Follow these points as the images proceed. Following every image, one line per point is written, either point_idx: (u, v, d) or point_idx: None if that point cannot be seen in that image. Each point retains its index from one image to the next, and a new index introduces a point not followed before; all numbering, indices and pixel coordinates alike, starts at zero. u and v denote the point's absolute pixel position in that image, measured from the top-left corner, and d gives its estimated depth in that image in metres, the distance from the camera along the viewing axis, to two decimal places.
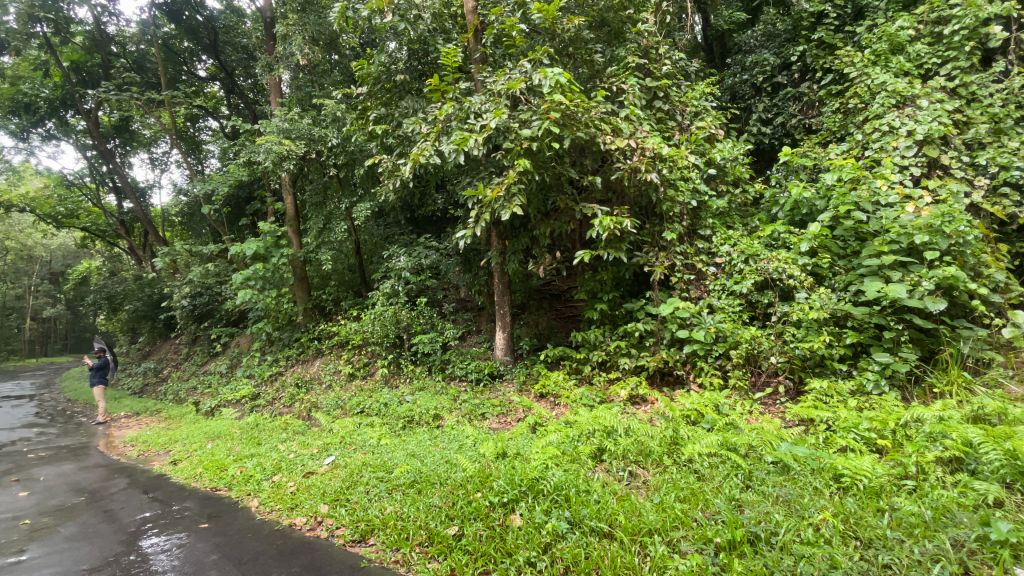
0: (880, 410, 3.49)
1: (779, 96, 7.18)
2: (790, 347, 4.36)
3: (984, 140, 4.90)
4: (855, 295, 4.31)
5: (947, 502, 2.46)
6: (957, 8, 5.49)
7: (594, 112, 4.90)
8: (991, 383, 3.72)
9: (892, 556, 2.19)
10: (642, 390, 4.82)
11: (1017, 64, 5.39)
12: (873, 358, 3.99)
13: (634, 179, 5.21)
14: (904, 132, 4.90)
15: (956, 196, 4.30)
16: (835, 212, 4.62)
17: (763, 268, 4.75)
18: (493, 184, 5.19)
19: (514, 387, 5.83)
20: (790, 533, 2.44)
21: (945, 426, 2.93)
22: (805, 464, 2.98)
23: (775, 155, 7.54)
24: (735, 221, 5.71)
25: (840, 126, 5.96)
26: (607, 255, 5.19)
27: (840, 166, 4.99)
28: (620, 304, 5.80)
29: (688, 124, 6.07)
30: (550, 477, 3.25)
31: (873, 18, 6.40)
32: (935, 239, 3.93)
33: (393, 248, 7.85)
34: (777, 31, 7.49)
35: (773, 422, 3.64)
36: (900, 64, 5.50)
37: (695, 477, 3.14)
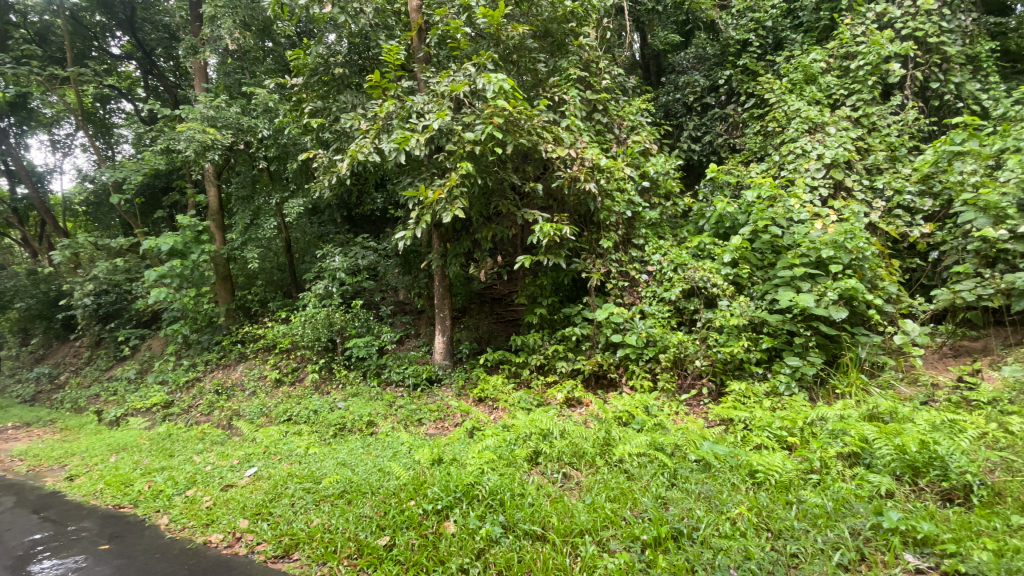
0: (790, 410, 3.76)
1: (707, 116, 7.65)
2: (712, 351, 4.62)
3: (881, 166, 5.46)
4: (770, 304, 4.64)
5: (847, 494, 2.67)
6: (861, 47, 6.09)
7: (536, 120, 4.99)
8: (884, 385, 4.12)
9: (799, 545, 2.37)
10: (577, 393, 4.92)
11: (910, 99, 6.05)
12: (785, 361, 4.32)
13: (573, 187, 5.37)
14: (815, 155, 5.38)
15: (856, 216, 4.77)
16: (754, 226, 4.95)
17: (690, 277, 5.02)
18: (434, 186, 5.13)
19: (452, 392, 5.76)
20: (710, 527, 2.57)
21: (846, 425, 3.21)
22: (725, 461, 3.15)
23: (702, 172, 7.99)
24: (666, 231, 5.99)
25: (760, 147, 6.44)
26: (546, 260, 5.29)
27: (760, 184, 5.34)
28: (558, 309, 5.92)
29: (624, 138, 6.31)
30: (485, 481, 3.22)
31: (791, 50, 6.97)
32: (838, 254, 4.33)
33: (327, 248, 7.53)
34: (707, 55, 7.93)
35: (697, 422, 3.83)
36: (812, 94, 6.05)
37: (625, 476, 3.24)
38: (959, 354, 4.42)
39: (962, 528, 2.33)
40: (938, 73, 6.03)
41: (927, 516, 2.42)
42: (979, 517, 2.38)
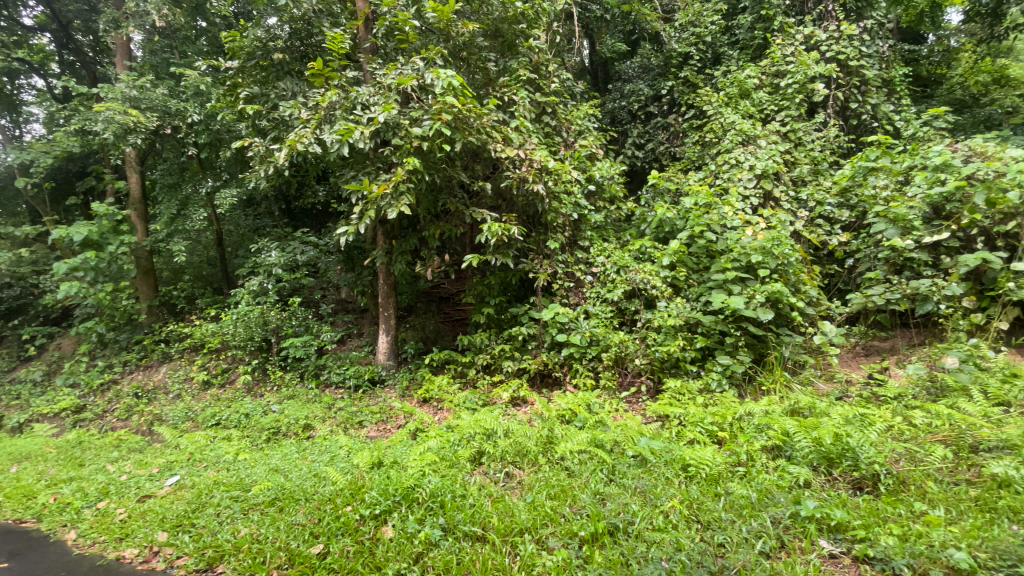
0: (721, 405, 3.95)
1: (650, 124, 7.91)
2: (651, 350, 4.77)
3: (805, 178, 5.86)
4: (704, 305, 4.85)
5: (770, 484, 2.81)
6: (790, 67, 6.52)
7: (485, 119, 4.96)
8: (804, 382, 4.41)
9: (725, 535, 2.46)
10: (522, 392, 4.93)
11: (832, 117, 6.54)
12: (717, 360, 4.53)
13: (522, 188, 5.39)
14: (747, 166, 5.70)
15: (783, 224, 5.09)
16: (691, 231, 5.15)
17: (632, 279, 5.17)
18: (379, 181, 4.99)
19: (395, 393, 5.60)
20: (644, 521, 2.64)
21: (770, 419, 3.40)
22: (660, 456, 3.25)
23: (645, 178, 8.26)
24: (611, 234, 6.14)
25: (699, 156, 6.73)
26: (493, 260, 5.27)
27: (697, 191, 5.55)
28: (505, 309, 5.91)
29: (572, 141, 6.41)
30: (426, 483, 3.15)
31: (728, 66, 7.34)
32: (766, 259, 4.60)
33: (264, 242, 7.15)
34: (652, 65, 8.18)
35: (636, 419, 3.94)
36: (746, 108, 6.41)
37: (566, 474, 3.27)
38: (870, 353, 4.81)
39: (871, 515, 2.49)
40: (857, 94, 6.55)
41: (840, 503, 2.58)
42: (885, 504, 2.55)
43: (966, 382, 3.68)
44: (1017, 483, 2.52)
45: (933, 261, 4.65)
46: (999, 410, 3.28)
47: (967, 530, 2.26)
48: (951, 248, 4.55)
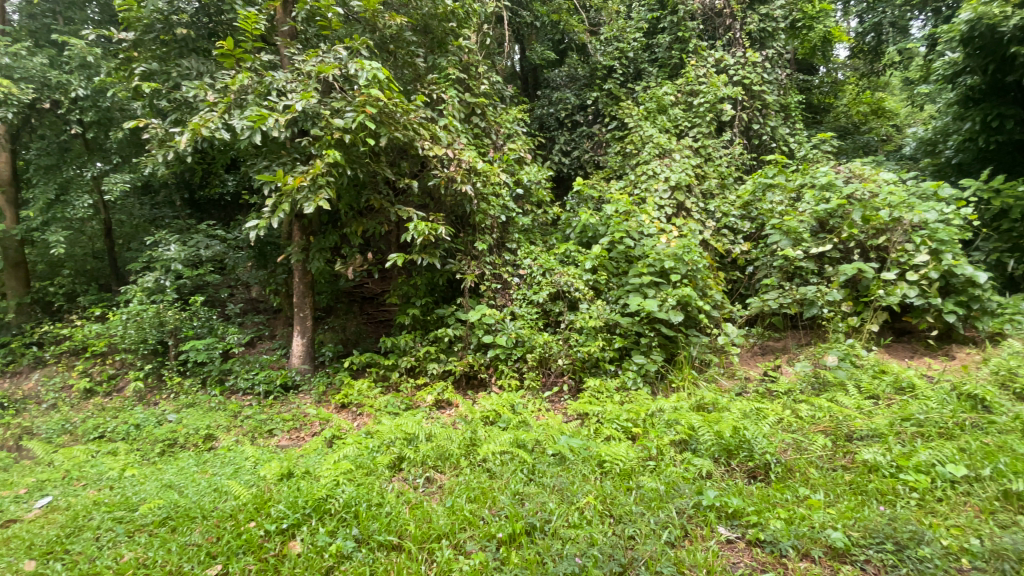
0: (636, 403, 4.13)
1: (576, 132, 8.16)
2: (573, 350, 4.89)
3: (713, 191, 6.32)
4: (623, 307, 5.04)
5: (676, 477, 2.95)
6: (703, 87, 7.01)
7: (412, 115, 4.84)
8: (710, 379, 4.71)
9: (635, 527, 2.54)
10: (446, 395, 4.84)
11: (737, 136, 7.08)
12: (633, 359, 4.73)
13: (449, 188, 5.32)
14: (663, 178, 6.04)
15: (693, 233, 5.44)
16: (612, 236, 5.34)
17: (557, 281, 5.27)
18: (296, 172, 4.69)
19: (311, 399, 5.29)
20: (560, 519, 2.68)
21: (679, 415, 3.59)
22: (578, 454, 3.32)
23: (571, 184, 8.49)
24: (537, 237, 6.24)
25: (620, 166, 7.02)
26: (419, 260, 5.14)
27: (618, 199, 5.78)
28: (430, 310, 5.78)
29: (501, 144, 6.43)
30: (339, 493, 2.98)
31: (648, 81, 7.74)
32: (678, 265, 4.88)
33: (162, 234, 6.48)
34: (578, 75, 8.42)
35: (557, 418, 4.00)
36: (663, 123, 6.80)
37: (487, 475, 3.25)
38: (766, 352, 5.26)
39: (763, 501, 2.68)
40: (759, 117, 7.17)
41: (738, 492, 2.76)
42: (775, 491, 2.76)
43: (844, 378, 4.12)
44: (884, 467, 2.83)
45: (819, 270, 5.18)
46: (869, 402, 3.71)
47: (843, 511, 2.50)
48: (834, 258, 5.10)
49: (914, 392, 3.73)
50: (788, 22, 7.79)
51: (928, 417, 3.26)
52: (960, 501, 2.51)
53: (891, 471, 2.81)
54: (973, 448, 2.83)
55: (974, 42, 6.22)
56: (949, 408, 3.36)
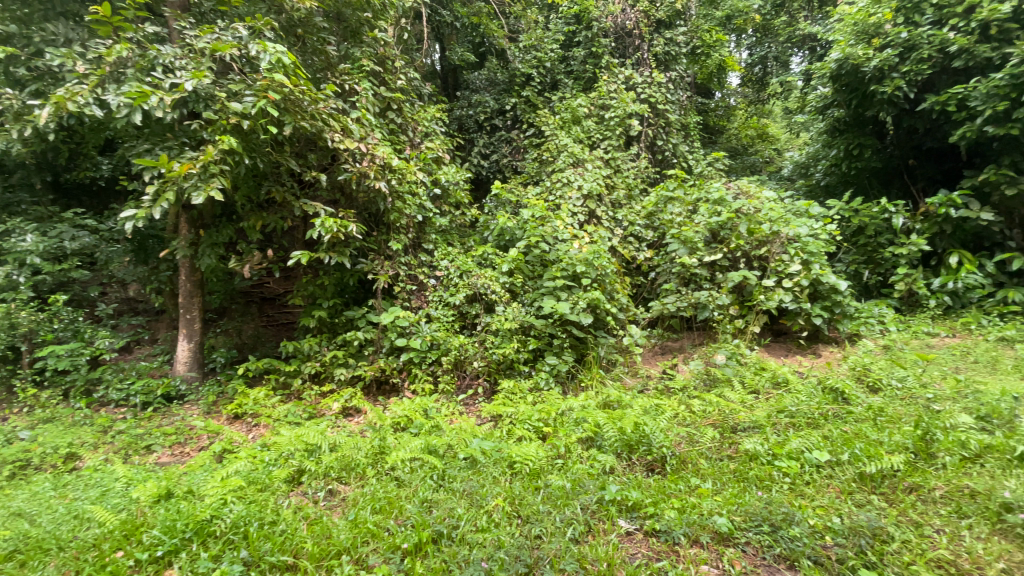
0: (547, 403, 4.20)
1: (495, 136, 8.24)
2: (489, 352, 4.88)
3: (621, 202, 6.67)
4: (537, 310, 5.12)
5: (582, 473, 3.03)
6: (614, 102, 7.38)
7: (321, 105, 4.57)
8: (616, 377, 4.92)
9: (542, 526, 2.56)
10: (355, 401, 4.60)
11: (643, 151, 7.53)
12: (546, 360, 4.84)
13: (361, 184, 5.09)
14: (576, 186, 6.27)
15: (603, 239, 5.68)
16: (528, 240, 5.43)
17: (474, 283, 5.24)
18: (185, 158, 4.23)
19: (199, 410, 4.77)
20: (468, 523, 2.63)
21: (586, 413, 3.71)
22: (490, 456, 3.30)
23: (489, 187, 8.52)
24: (455, 239, 6.17)
25: (536, 172, 7.15)
26: (326, 259, 4.85)
27: (534, 204, 5.88)
28: (338, 312, 5.47)
29: (418, 142, 6.28)
30: (226, 513, 2.69)
31: (564, 92, 7.99)
32: (589, 269, 5.06)
33: (14, 222, 5.53)
34: (497, 80, 8.49)
35: (470, 421, 3.96)
36: (577, 134, 7.04)
37: (394, 484, 3.11)
38: (665, 352, 5.62)
39: (659, 493, 2.83)
40: (663, 134, 7.71)
41: (637, 485, 2.89)
42: (670, 482, 2.93)
43: (730, 375, 4.52)
44: (762, 455, 3.11)
45: (712, 276, 5.63)
46: (751, 396, 4.09)
47: (728, 498, 2.70)
48: (725, 266, 5.58)
49: (788, 387, 4.17)
50: (688, 48, 8.55)
51: (799, 409, 3.66)
52: (823, 483, 2.82)
53: (768, 458, 3.10)
54: (834, 436, 3.20)
55: (842, 78, 7.12)
56: (816, 400, 3.80)
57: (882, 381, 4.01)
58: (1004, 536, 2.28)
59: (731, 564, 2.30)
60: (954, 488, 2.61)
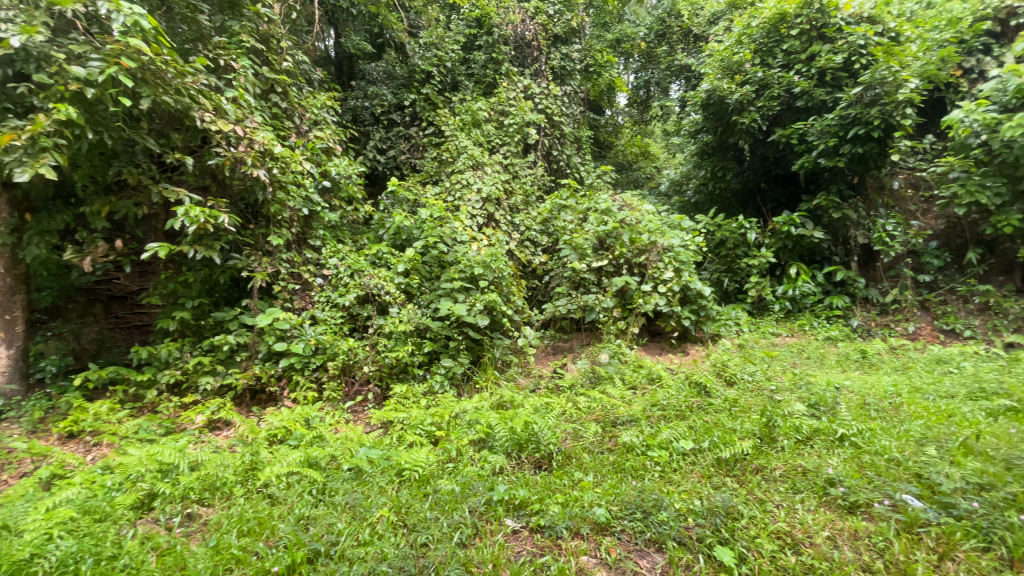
0: (440, 406, 4.13)
1: (392, 132, 7.99)
2: (380, 356, 4.66)
3: (518, 207, 6.82)
4: (434, 312, 5.01)
5: (472, 476, 3.02)
6: (513, 109, 7.54)
7: (189, 79, 4.07)
8: (510, 378, 4.99)
9: (428, 533, 2.50)
10: (223, 413, 4.14)
11: (540, 159, 7.79)
12: (441, 363, 4.76)
13: (236, 171, 4.62)
14: (475, 188, 6.29)
15: (500, 242, 5.76)
16: (425, 240, 5.31)
17: (365, 283, 4.99)
18: (4, 125, 3.49)
19: (18, 430, 3.94)
20: (349, 538, 2.48)
21: (478, 415, 3.72)
22: (376, 465, 3.15)
23: (385, 184, 8.24)
24: (346, 236, 5.84)
25: (435, 171, 7.02)
26: (191, 253, 4.31)
27: (432, 204, 5.76)
28: (205, 313, 4.90)
29: (305, 130, 5.87)
30: (50, 551, 2.24)
31: (464, 94, 7.97)
32: (486, 271, 5.08)
33: None
34: (396, 73, 8.23)
35: (356, 429, 3.75)
36: (477, 136, 7.08)
37: (267, 502, 2.84)
38: (557, 352, 5.83)
39: (545, 489, 2.91)
40: (558, 145, 8.07)
41: (524, 483, 2.95)
42: (555, 478, 3.03)
43: (613, 372, 4.83)
44: (637, 447, 3.35)
45: (599, 281, 5.97)
46: (630, 392, 4.41)
47: (606, 489, 2.86)
48: (610, 272, 5.95)
49: (661, 382, 4.57)
50: (583, 65, 9.07)
51: (669, 402, 4.01)
52: (688, 469, 3.11)
53: (642, 449, 3.35)
54: (697, 426, 3.56)
55: (710, 107, 8.12)
56: (683, 394, 4.20)
57: (737, 375, 4.56)
58: (827, 506, 2.68)
59: (607, 552, 2.44)
60: (791, 467, 3.02)
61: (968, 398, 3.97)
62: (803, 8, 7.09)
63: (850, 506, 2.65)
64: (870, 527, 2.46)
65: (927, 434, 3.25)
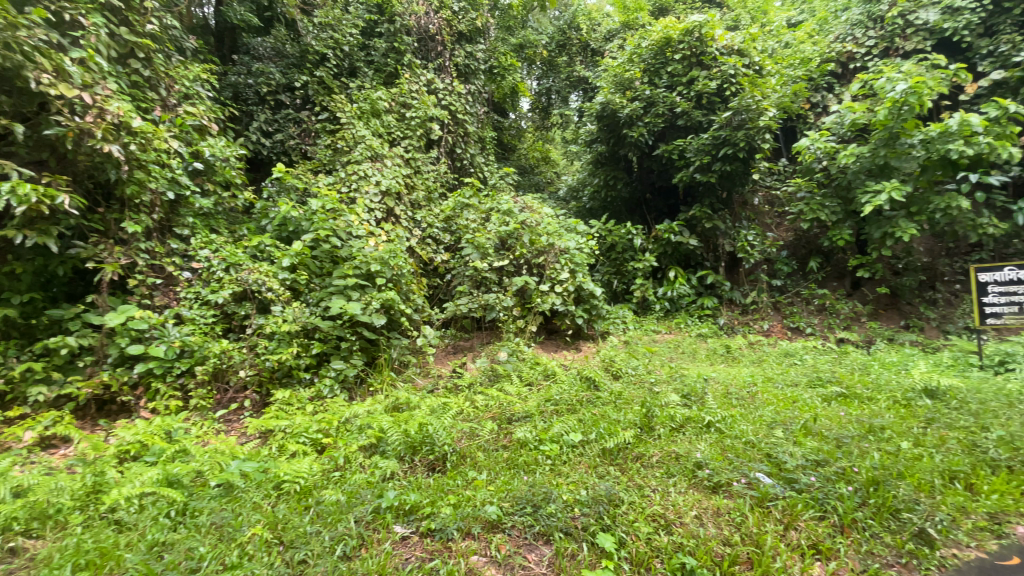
0: (329, 411, 3.88)
1: (280, 114, 7.39)
2: (260, 359, 4.26)
3: (420, 203, 6.67)
4: (323, 310, 4.69)
5: (359, 484, 2.87)
6: (415, 102, 7.36)
7: (19, 31, 3.40)
8: (407, 379, 4.86)
9: (307, 549, 2.32)
10: (59, 429, 3.51)
11: (443, 156, 7.70)
12: (331, 365, 4.48)
13: (83, 145, 3.96)
14: (374, 181, 6.01)
15: (400, 238, 5.57)
16: (316, 234, 4.94)
17: (243, 279, 4.53)
18: None
19: None
20: (214, 563, 2.22)
21: (370, 419, 3.57)
22: (251, 479, 2.87)
23: (270, 169, 7.61)
24: (221, 225, 5.27)
25: (329, 160, 6.60)
26: (18, 239, 3.60)
27: (325, 195, 5.39)
28: (37, 311, 4.12)
29: (174, 104, 5.21)
30: None
31: (362, 81, 7.60)
32: (383, 268, 4.88)
33: None
34: (286, 52, 7.60)
35: (229, 440, 3.39)
36: (376, 127, 6.77)
37: (112, 530, 2.45)
38: (456, 351, 5.80)
39: (437, 491, 2.86)
40: (461, 143, 8.03)
41: (416, 487, 2.88)
42: (448, 479, 2.99)
43: (510, 370, 4.91)
44: (530, 442, 3.44)
45: (500, 280, 6.03)
46: (526, 389, 4.52)
47: (499, 486, 2.89)
48: (511, 272, 6.05)
49: (555, 378, 4.75)
50: (487, 65, 9.14)
51: (562, 397, 4.18)
52: (576, 461, 3.25)
53: (535, 444, 3.45)
54: (587, 419, 3.75)
55: (604, 119, 8.59)
56: (575, 389, 4.40)
57: (623, 369, 4.88)
58: (696, 488, 2.95)
59: (497, 550, 2.45)
60: (666, 453, 3.29)
61: (808, 385, 4.65)
62: (685, 35, 7.81)
63: (714, 486, 2.94)
64: (730, 504, 2.75)
65: (776, 418, 3.74)
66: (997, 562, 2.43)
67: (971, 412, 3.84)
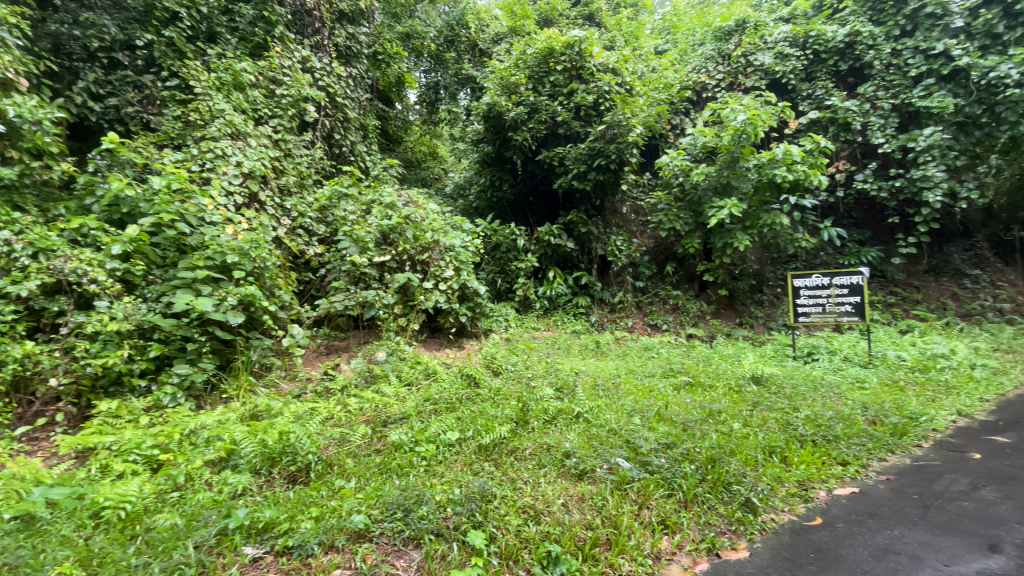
0: (169, 423, 3.38)
1: (115, 75, 6.31)
2: (78, 365, 3.57)
3: (291, 189, 6.13)
4: (165, 307, 4.09)
5: (203, 504, 2.56)
6: (287, 79, 6.75)
7: None
8: (269, 384, 4.43)
9: None
10: None
11: (318, 141, 7.18)
12: (173, 370, 3.91)
13: None
14: (234, 161, 5.37)
15: (264, 227, 5.06)
16: (157, 218, 4.25)
17: (56, 267, 3.75)
18: None
19: None
20: None
21: (220, 430, 3.20)
22: (60, 508, 2.40)
23: (99, 139, 6.47)
24: (28, 202, 4.33)
25: (178, 134, 5.74)
26: None
27: (170, 173, 4.69)
28: None
29: None
30: None
31: (223, 49, 6.77)
32: (242, 260, 4.39)
33: None
34: (124, 3, 6.46)
35: (31, 463, 2.80)
36: (238, 101, 6.06)
37: None
38: (330, 352, 5.45)
39: (297, 504, 2.65)
40: (339, 128, 7.56)
41: (272, 503, 2.64)
42: (311, 490, 2.79)
43: (389, 370, 4.73)
44: (404, 444, 3.34)
45: (380, 277, 5.79)
46: (404, 389, 4.40)
47: (368, 493, 2.77)
48: (393, 268, 5.84)
49: (435, 376, 4.70)
50: (370, 50, 8.73)
51: (441, 396, 4.14)
52: (451, 459, 3.24)
53: (410, 445, 3.36)
54: (464, 416, 3.76)
55: (490, 120, 8.68)
56: (455, 387, 4.39)
57: (502, 366, 4.99)
58: (564, 476, 3.12)
59: (363, 560, 2.34)
60: (539, 445, 3.43)
61: (662, 376, 5.20)
62: (566, 48, 8.22)
63: (579, 473, 3.13)
64: (593, 490, 2.94)
65: (636, 406, 4.11)
66: (804, 522, 2.92)
67: (786, 395, 4.61)
